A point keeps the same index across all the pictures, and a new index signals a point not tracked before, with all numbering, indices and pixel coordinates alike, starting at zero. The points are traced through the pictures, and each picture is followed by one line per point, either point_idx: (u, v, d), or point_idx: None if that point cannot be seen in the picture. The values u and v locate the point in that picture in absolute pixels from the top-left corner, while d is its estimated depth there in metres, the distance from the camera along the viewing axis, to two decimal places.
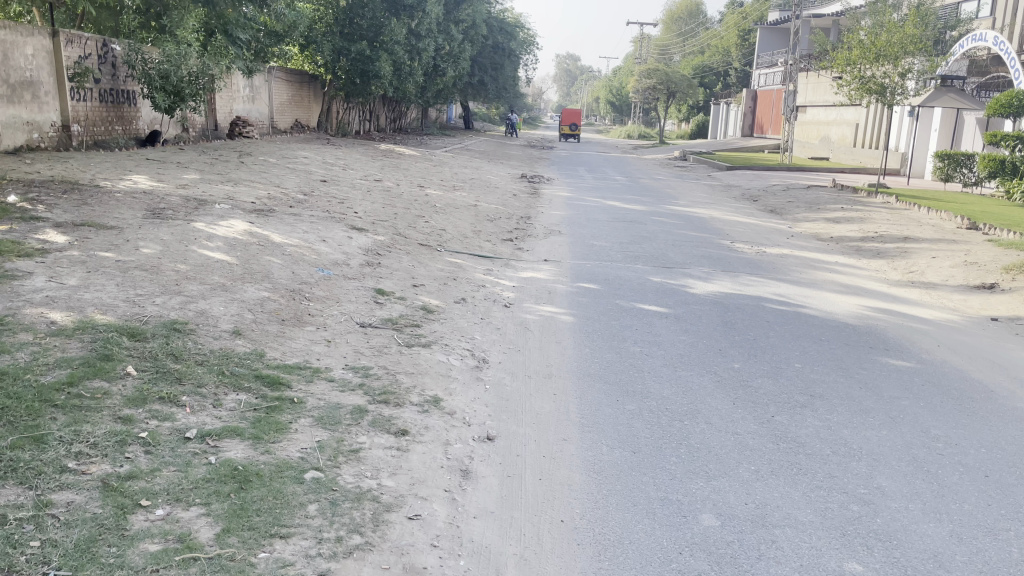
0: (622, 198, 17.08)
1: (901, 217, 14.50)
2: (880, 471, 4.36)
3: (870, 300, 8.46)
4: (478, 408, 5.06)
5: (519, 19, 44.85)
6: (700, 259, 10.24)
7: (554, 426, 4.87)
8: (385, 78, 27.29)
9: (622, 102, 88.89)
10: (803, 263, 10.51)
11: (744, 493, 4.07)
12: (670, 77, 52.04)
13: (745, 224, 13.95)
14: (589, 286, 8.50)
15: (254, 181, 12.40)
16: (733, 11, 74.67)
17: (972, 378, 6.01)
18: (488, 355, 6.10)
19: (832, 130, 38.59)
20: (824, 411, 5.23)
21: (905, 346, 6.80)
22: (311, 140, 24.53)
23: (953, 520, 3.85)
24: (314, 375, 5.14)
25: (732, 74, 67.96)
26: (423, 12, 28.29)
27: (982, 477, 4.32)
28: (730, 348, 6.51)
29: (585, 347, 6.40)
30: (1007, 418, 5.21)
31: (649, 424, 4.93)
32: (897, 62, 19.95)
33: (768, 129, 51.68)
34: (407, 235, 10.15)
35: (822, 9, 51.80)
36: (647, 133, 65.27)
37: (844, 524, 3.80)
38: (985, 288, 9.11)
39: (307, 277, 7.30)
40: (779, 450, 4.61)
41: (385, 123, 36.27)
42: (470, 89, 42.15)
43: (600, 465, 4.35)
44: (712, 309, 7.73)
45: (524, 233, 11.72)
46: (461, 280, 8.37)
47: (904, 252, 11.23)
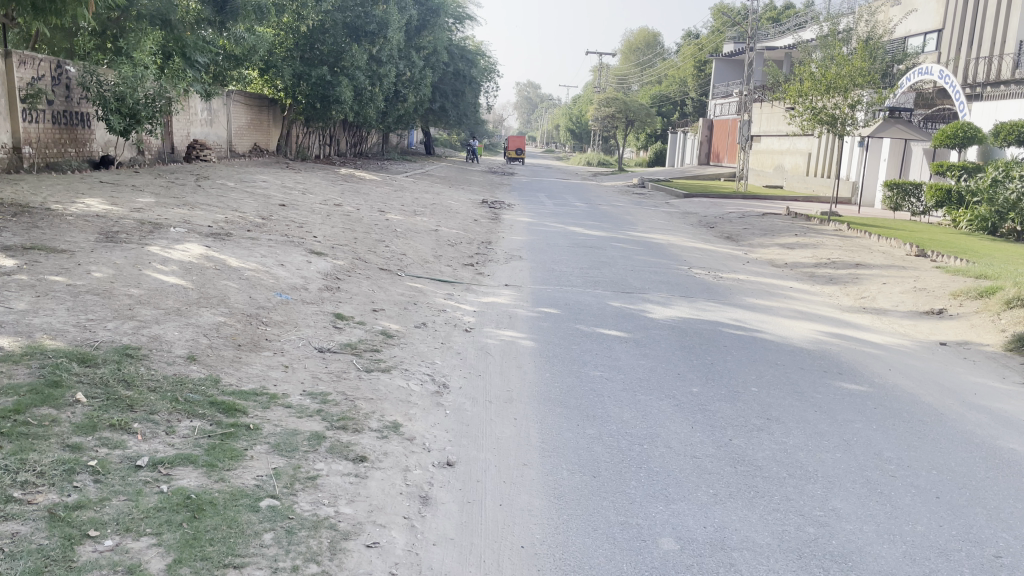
0: (583, 224, 17.23)
1: (852, 244, 14.88)
2: (836, 493, 4.43)
3: (823, 325, 8.65)
4: (438, 433, 5.03)
5: (480, 47, 45.27)
6: (660, 285, 10.34)
7: (516, 451, 4.85)
8: (346, 102, 27.27)
9: (582, 129, 90.07)
10: (760, 288, 10.71)
11: (703, 517, 4.10)
12: (629, 106, 52.92)
13: (702, 250, 14.17)
14: (550, 310, 8.55)
15: (211, 204, 12.24)
16: (689, 43, 76.40)
17: (922, 401, 6.17)
18: (448, 380, 6.07)
19: (785, 159, 39.53)
20: (779, 434, 5.30)
21: (857, 370, 6.96)
22: (269, 164, 24.35)
23: (907, 541, 3.92)
24: (271, 402, 5.05)
25: (689, 104, 69.45)
26: (384, 38, 28.36)
27: (933, 499, 4.42)
28: (689, 372, 6.59)
29: (546, 371, 6.41)
30: (956, 440, 5.34)
31: (610, 448, 4.95)
32: (847, 94, 20.56)
33: (725, 158, 52.67)
34: (367, 259, 10.09)
35: (776, 42, 53.23)
36: (605, 160, 66.21)
37: (801, 546, 3.84)
38: (934, 313, 9.37)
39: (264, 302, 7.21)
40: (736, 474, 4.66)
41: (346, 148, 36.20)
42: (431, 115, 42.33)
43: (560, 490, 4.35)
44: (671, 334, 7.82)
45: (485, 258, 11.75)
46: (422, 304, 8.35)
47: (856, 278, 11.51)
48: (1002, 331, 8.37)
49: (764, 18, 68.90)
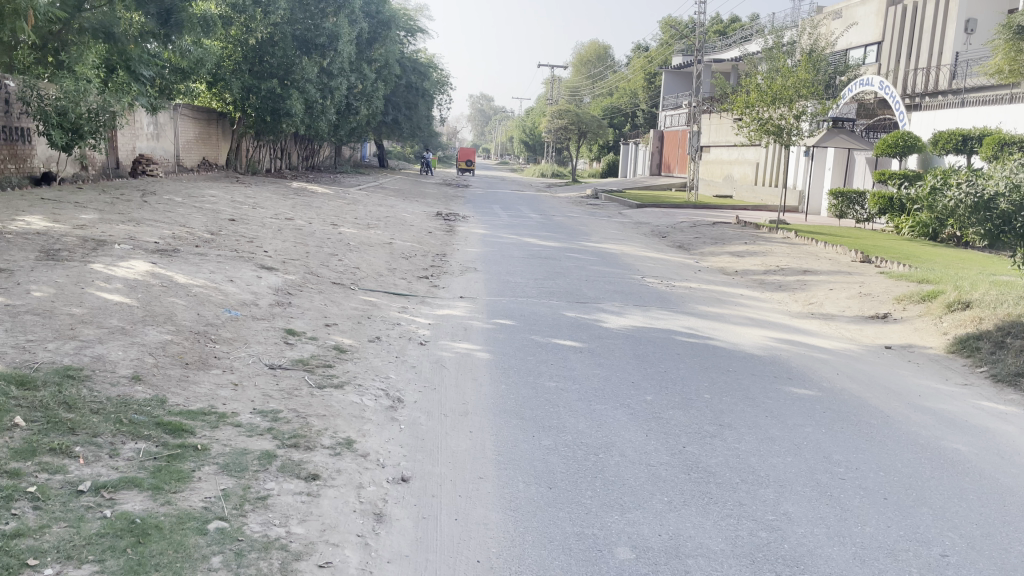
0: (537, 235, 17.30)
1: (799, 251, 15.18)
2: (787, 498, 4.49)
3: (773, 331, 8.79)
4: (393, 449, 4.97)
5: (432, 60, 45.32)
6: (613, 294, 10.43)
7: (471, 464, 4.82)
8: (297, 115, 27.02)
9: (535, 141, 90.70)
10: (711, 296, 10.86)
11: (658, 525, 4.11)
12: (581, 118, 53.44)
13: (655, 259, 14.32)
14: (505, 322, 8.55)
15: (158, 220, 12.00)
16: (639, 55, 77.53)
17: (869, 404, 6.30)
18: (403, 394, 6.00)
19: (734, 169, 40.30)
20: (732, 440, 5.36)
21: (806, 374, 7.08)
22: (218, 179, 23.98)
23: (857, 543, 3.99)
24: (219, 421, 4.94)
25: (640, 116, 70.41)
26: (335, 50, 28.23)
27: (880, 500, 4.51)
28: (643, 381, 6.63)
29: (502, 383, 6.39)
30: (902, 441, 5.47)
31: (566, 459, 4.95)
32: (792, 105, 21.08)
33: (676, 168, 53.46)
34: (320, 274, 9.98)
35: (723, 54, 54.35)
36: (559, 172, 66.73)
37: (754, 551, 3.88)
38: (879, 318, 9.60)
39: (213, 319, 7.08)
40: (690, 480, 4.70)
41: (298, 161, 35.87)
42: (384, 128, 42.19)
43: (516, 502, 4.32)
44: (624, 343, 7.87)
45: (440, 270, 11.70)
46: (376, 318, 8.27)
47: (804, 285, 11.75)
48: (944, 334, 8.61)
49: (711, 31, 70.32)
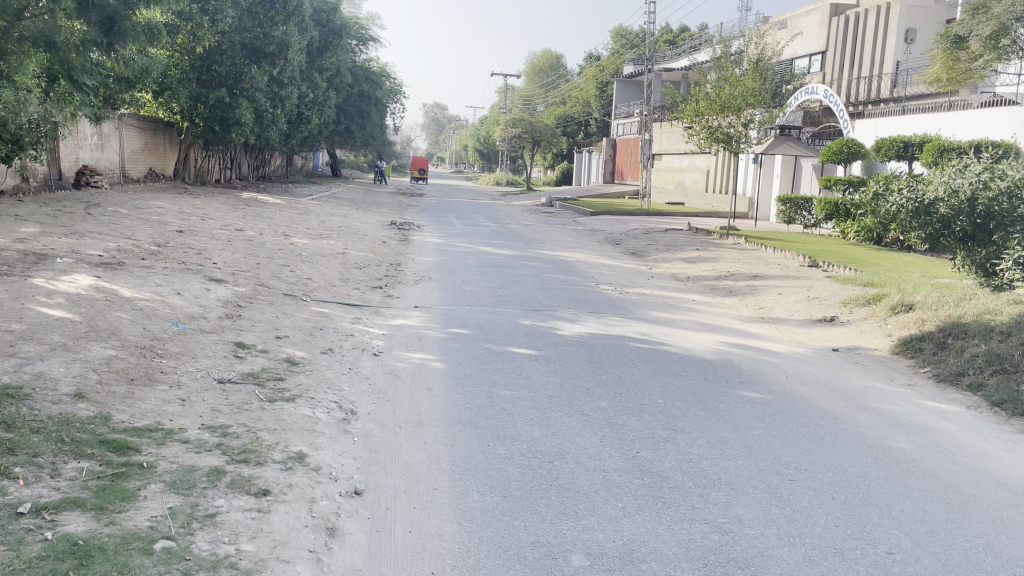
0: (491, 244, 17.31)
1: (749, 256, 15.47)
2: (738, 500, 4.56)
3: (724, 336, 8.93)
4: (346, 462, 4.91)
5: (384, 68, 45.15)
6: (568, 301, 10.49)
7: (425, 475, 4.79)
8: (247, 125, 26.69)
9: (490, 149, 90.92)
10: (664, 301, 11.00)
11: (612, 531, 4.14)
12: (535, 126, 53.73)
13: (608, 266, 14.45)
14: (460, 331, 8.53)
15: (102, 232, 11.72)
16: (592, 64, 78.33)
17: (817, 405, 6.43)
18: (356, 406, 5.94)
19: (685, 176, 40.92)
20: (685, 445, 5.42)
21: (756, 378, 7.19)
22: (166, 190, 23.52)
23: (806, 543, 4.06)
24: (167, 437, 4.83)
25: (592, 124, 71.08)
26: (285, 59, 27.97)
27: (829, 500, 4.60)
28: (597, 388, 6.67)
29: (456, 393, 6.36)
30: (848, 442, 5.60)
31: (520, 467, 4.95)
32: (740, 113, 21.51)
33: (629, 176, 54.06)
34: (271, 285, 9.84)
35: (673, 63, 55.22)
36: (514, 180, 66.97)
37: (706, 554, 3.92)
38: (826, 321, 9.82)
39: (160, 333, 6.93)
40: (644, 485, 4.73)
41: (248, 171, 35.39)
42: (337, 137, 41.86)
43: (471, 512, 4.31)
44: (579, 350, 7.90)
45: (394, 280, 11.64)
46: (328, 329, 8.18)
47: (754, 289, 11.96)
48: (889, 335, 8.84)
49: (661, 41, 71.43)
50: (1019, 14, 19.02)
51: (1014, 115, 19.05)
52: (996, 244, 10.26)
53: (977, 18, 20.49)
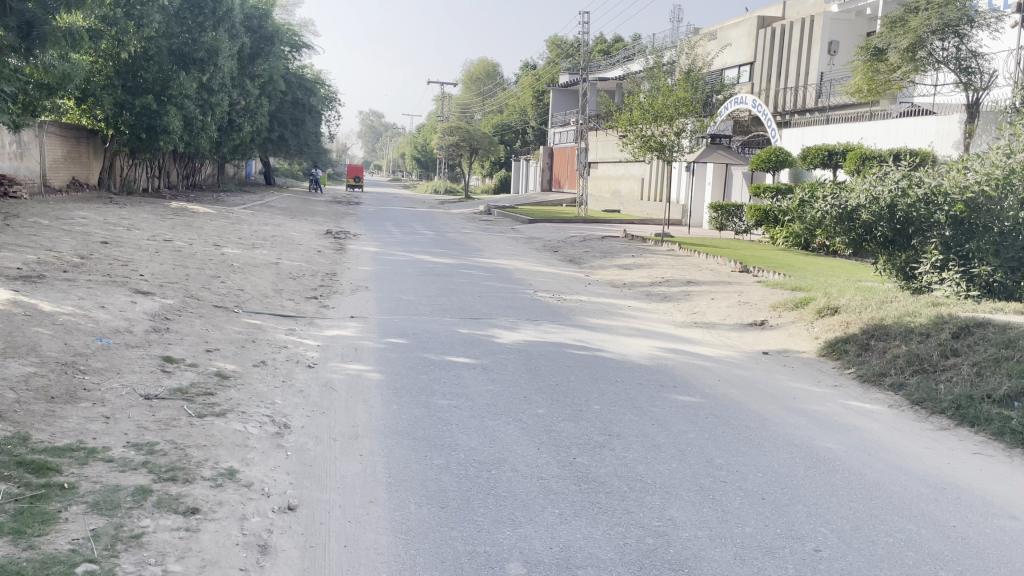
0: (429, 252, 17.23)
1: (683, 262, 15.79)
2: (672, 503, 4.63)
3: (659, 341, 9.07)
4: (278, 477, 4.82)
5: (319, 76, 44.63)
6: (506, 309, 10.51)
7: (360, 488, 4.73)
8: (175, 133, 26.08)
9: (428, 157, 90.65)
10: (601, 308, 11.13)
11: (549, 538, 4.15)
12: (472, 134, 53.77)
13: (546, 274, 14.55)
14: (397, 340, 8.46)
15: (21, 244, 11.25)
16: (528, 73, 78.92)
17: (748, 408, 6.58)
18: (289, 420, 5.83)
19: (621, 184, 41.53)
20: (620, 450, 5.48)
21: (689, 383, 7.31)
22: (90, 199, 22.75)
23: (737, 543, 4.15)
24: (89, 456, 4.66)
25: (529, 132, 71.56)
26: (215, 66, 27.39)
27: (760, 500, 4.71)
28: (535, 395, 6.69)
29: (392, 404, 6.30)
30: (778, 442, 5.75)
31: (458, 477, 4.93)
32: (672, 122, 21.93)
33: (566, 184, 54.56)
34: (201, 297, 9.59)
35: (608, 73, 56.02)
36: (452, 188, 66.91)
37: (641, 558, 3.97)
38: (756, 325, 10.08)
39: (82, 348, 6.69)
40: (581, 492, 4.77)
41: (178, 180, 34.52)
42: (270, 145, 41.17)
43: (407, 524, 4.27)
44: (517, 358, 7.93)
45: (329, 290, 11.49)
46: (260, 342, 8.02)
47: (688, 295, 12.21)
48: (816, 338, 9.11)
49: (595, 50, 72.39)
50: (935, 27, 19.96)
51: (930, 124, 20.08)
52: (914, 248, 11.04)
53: (895, 31, 21.24)
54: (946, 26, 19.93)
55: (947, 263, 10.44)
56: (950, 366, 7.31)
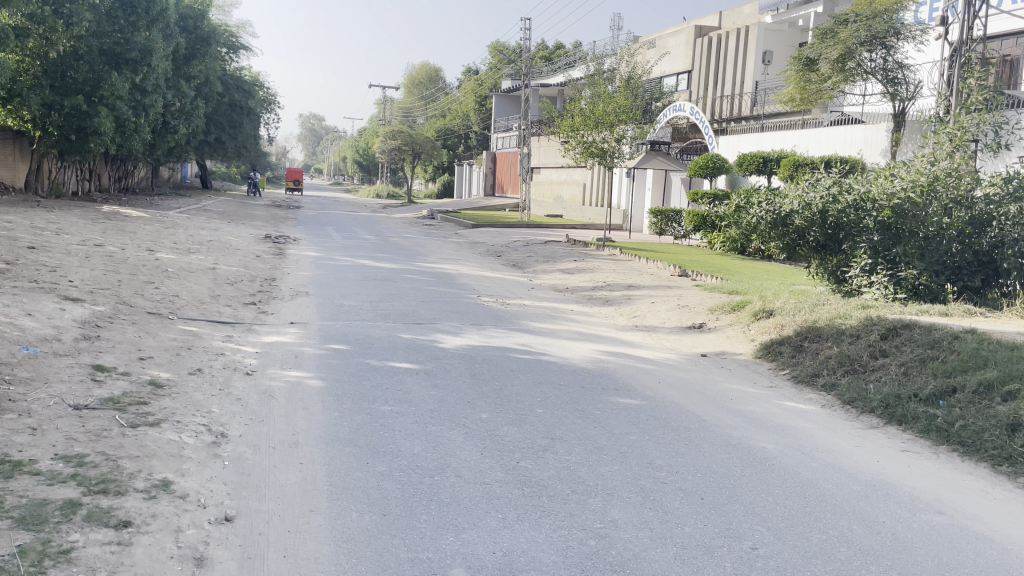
0: (371, 257, 17.09)
1: (624, 267, 16.01)
2: (614, 505, 4.68)
3: (601, 345, 9.17)
4: (215, 487, 4.71)
5: (257, 78, 43.89)
6: (449, 314, 10.48)
7: (300, 497, 4.66)
8: (107, 135, 25.40)
9: (370, 162, 89.92)
10: (544, 312, 11.20)
11: (492, 543, 4.16)
12: (414, 138, 53.54)
13: (489, 278, 14.58)
14: (338, 346, 8.37)
15: None
16: (471, 78, 79.00)
17: (687, 409, 6.70)
18: (227, 429, 5.71)
19: (563, 189, 41.89)
20: (563, 453, 5.53)
21: (631, 385, 7.41)
22: (15, 202, 21.95)
23: (677, 543, 4.22)
24: (15, 470, 4.48)
25: (472, 137, 71.65)
26: (149, 66, 26.31)
27: (699, 500, 4.80)
28: (478, 400, 6.68)
29: (334, 411, 6.23)
30: (716, 443, 5.87)
31: (400, 483, 4.89)
32: (613, 129, 22.21)
33: (508, 189, 54.75)
34: (133, 303, 9.32)
35: (550, 79, 56.47)
36: (395, 193, 66.49)
37: (583, 560, 4.01)
38: (695, 328, 10.28)
39: (6, 357, 6.43)
40: (524, 496, 4.79)
41: (110, 183, 33.55)
42: (207, 147, 40.29)
43: (349, 533, 4.22)
44: (461, 363, 7.92)
45: (268, 296, 11.29)
46: (197, 349, 7.83)
47: (629, 298, 12.38)
48: (752, 340, 9.34)
49: (538, 56, 72.89)
50: (864, 38, 20.75)
51: (859, 133, 20.68)
52: (844, 252, 11.43)
53: (826, 42, 21.98)
54: (874, 38, 20.76)
55: (875, 267, 10.92)
56: (879, 367, 7.59)
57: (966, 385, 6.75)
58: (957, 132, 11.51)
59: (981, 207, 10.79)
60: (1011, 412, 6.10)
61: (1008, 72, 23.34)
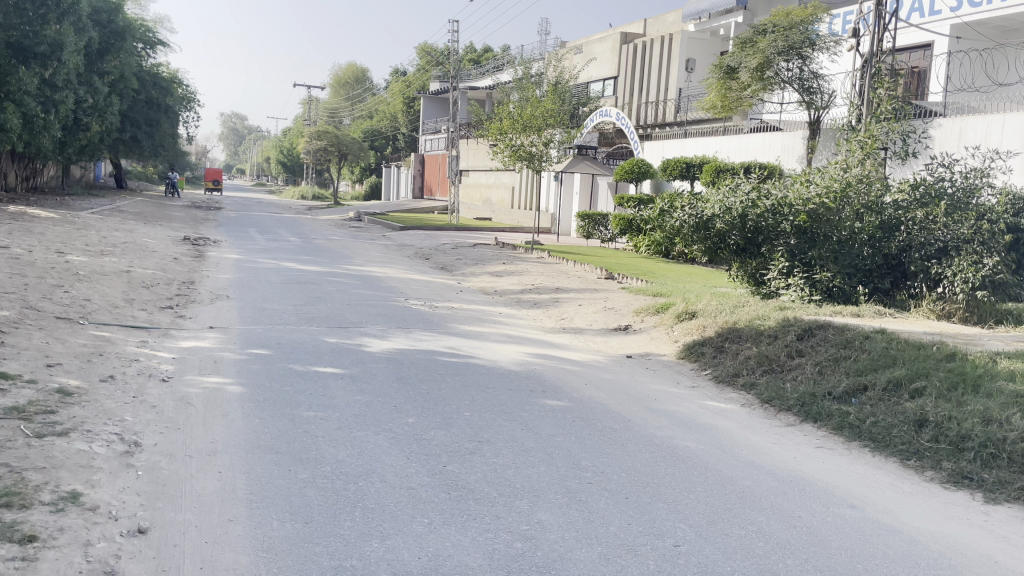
0: (295, 259, 16.76)
1: (552, 269, 16.14)
2: (540, 506, 4.70)
3: (529, 347, 9.20)
4: (128, 499, 4.52)
5: (175, 74, 42.48)
6: (376, 317, 10.35)
7: (218, 507, 4.51)
8: (12, 132, 24.80)
9: (294, 162, 88.22)
10: (472, 315, 11.18)
11: (418, 547, 4.12)
12: (341, 139, 52.79)
13: (417, 281, 14.47)
14: (260, 351, 8.16)
15: None
16: (398, 79, 78.47)
17: (613, 410, 6.78)
18: (141, 437, 5.49)
19: (492, 192, 42.03)
20: (490, 455, 5.52)
21: (558, 387, 7.46)
22: None
23: (601, 543, 4.26)
24: None
25: (399, 138, 71.15)
26: (59, 61, 25.37)
27: (623, 500, 4.87)
28: (404, 404, 6.61)
29: (255, 417, 6.07)
30: (641, 443, 5.96)
31: (323, 491, 4.80)
32: (541, 133, 22.39)
33: (437, 191, 54.56)
34: (40, 308, 8.88)
35: (478, 82, 56.58)
36: (321, 195, 65.47)
37: (509, 562, 4.00)
38: (621, 329, 10.43)
39: None
40: (451, 499, 4.76)
41: (16, 182, 32.01)
42: (122, 146, 38.79)
43: (269, 542, 4.11)
44: (388, 367, 7.82)
45: (187, 300, 10.93)
46: (110, 355, 7.51)
47: (556, 301, 12.49)
48: (675, 342, 9.53)
49: (466, 59, 72.97)
50: (781, 48, 21.57)
51: (778, 140, 21.47)
52: (763, 255, 11.75)
53: (745, 51, 22.66)
54: (790, 48, 21.59)
55: (791, 270, 11.33)
56: (796, 366, 7.85)
57: (876, 382, 7.04)
58: (867, 140, 11.97)
59: (890, 213, 11.32)
60: (918, 409, 6.39)
61: (916, 83, 24.51)
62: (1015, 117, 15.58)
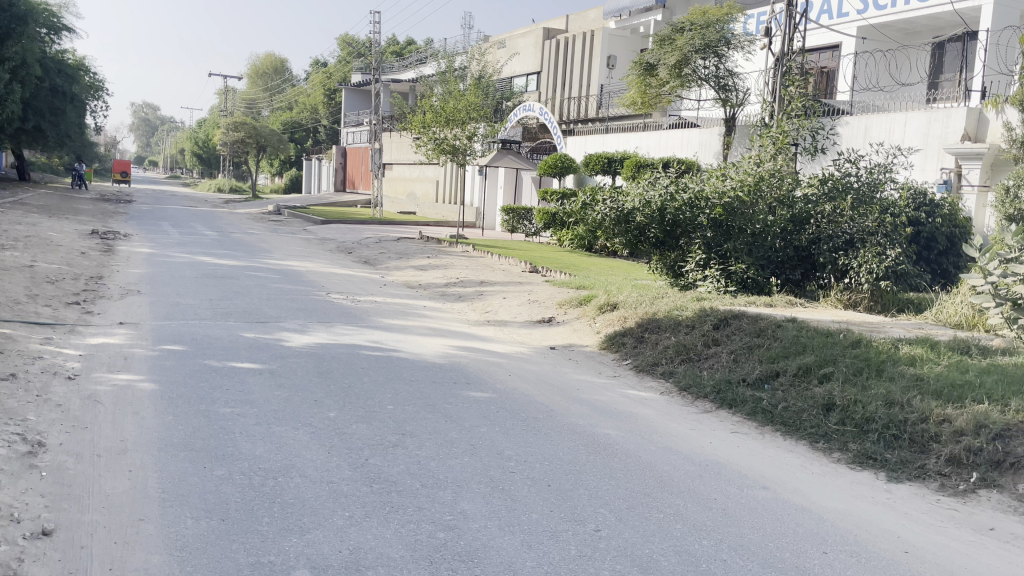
0: (211, 253, 16.26)
1: (477, 263, 16.17)
2: (463, 496, 4.71)
3: (453, 339, 9.19)
4: (31, 500, 4.32)
5: (81, 61, 40.53)
6: (296, 312, 10.15)
7: (129, 506, 4.35)
8: None
9: (210, 154, 85.52)
10: (395, 308, 11.10)
11: (338, 541, 4.07)
12: (260, 131, 51.45)
13: (339, 275, 14.25)
14: (174, 347, 7.90)
15: None
16: (319, 71, 77.02)
17: (536, 401, 6.84)
18: (45, 437, 5.25)
19: (415, 186, 41.71)
20: (413, 448, 5.50)
21: (482, 378, 7.49)
22: None
23: (524, 530, 4.30)
24: None
25: (321, 131, 69.90)
26: None
27: (546, 487, 4.92)
28: (325, 398, 6.51)
29: (168, 415, 5.87)
30: (564, 431, 6.04)
31: (241, 487, 4.69)
32: (464, 126, 22.32)
33: (360, 185, 53.83)
34: None
35: (400, 75, 56.06)
36: (239, 187, 63.73)
37: (431, 553, 3.99)
38: (544, 322, 10.53)
39: None
40: (372, 492, 4.72)
41: None
42: (24, 135, 36.86)
43: (183, 540, 3.99)
44: (308, 361, 7.68)
45: (94, 295, 10.48)
46: (10, 352, 7.14)
47: (481, 294, 12.51)
48: (598, 332, 9.68)
49: (388, 51, 72.17)
50: (698, 46, 22.07)
51: (695, 136, 21.98)
52: (681, 248, 11.93)
53: (664, 48, 23.11)
54: (707, 46, 22.11)
55: (708, 261, 11.62)
56: (712, 354, 8.08)
57: (788, 369, 7.31)
58: (779, 136, 12.38)
59: (800, 206, 11.77)
60: (826, 393, 6.66)
61: (825, 82, 25.52)
62: (916, 116, 16.43)
